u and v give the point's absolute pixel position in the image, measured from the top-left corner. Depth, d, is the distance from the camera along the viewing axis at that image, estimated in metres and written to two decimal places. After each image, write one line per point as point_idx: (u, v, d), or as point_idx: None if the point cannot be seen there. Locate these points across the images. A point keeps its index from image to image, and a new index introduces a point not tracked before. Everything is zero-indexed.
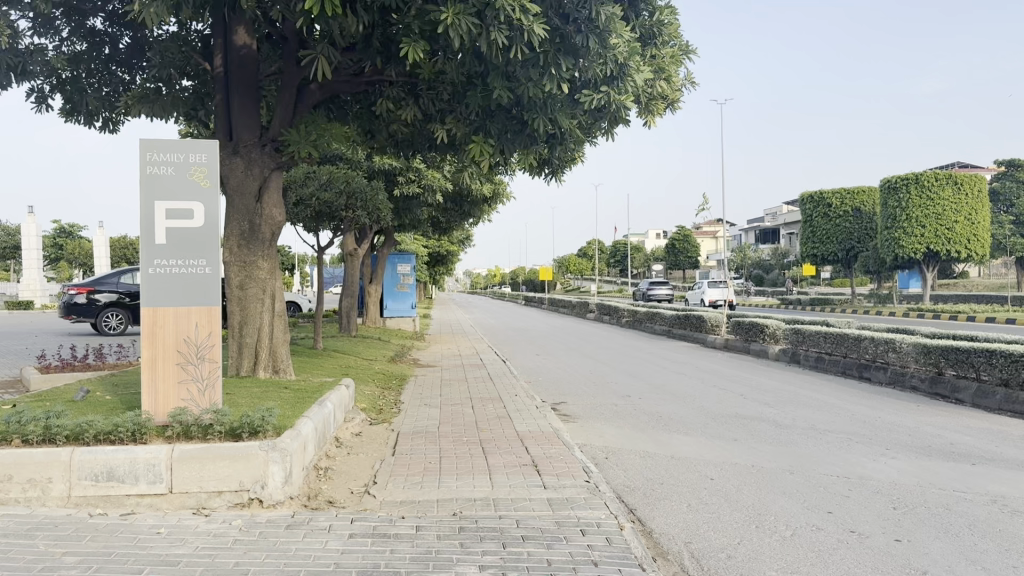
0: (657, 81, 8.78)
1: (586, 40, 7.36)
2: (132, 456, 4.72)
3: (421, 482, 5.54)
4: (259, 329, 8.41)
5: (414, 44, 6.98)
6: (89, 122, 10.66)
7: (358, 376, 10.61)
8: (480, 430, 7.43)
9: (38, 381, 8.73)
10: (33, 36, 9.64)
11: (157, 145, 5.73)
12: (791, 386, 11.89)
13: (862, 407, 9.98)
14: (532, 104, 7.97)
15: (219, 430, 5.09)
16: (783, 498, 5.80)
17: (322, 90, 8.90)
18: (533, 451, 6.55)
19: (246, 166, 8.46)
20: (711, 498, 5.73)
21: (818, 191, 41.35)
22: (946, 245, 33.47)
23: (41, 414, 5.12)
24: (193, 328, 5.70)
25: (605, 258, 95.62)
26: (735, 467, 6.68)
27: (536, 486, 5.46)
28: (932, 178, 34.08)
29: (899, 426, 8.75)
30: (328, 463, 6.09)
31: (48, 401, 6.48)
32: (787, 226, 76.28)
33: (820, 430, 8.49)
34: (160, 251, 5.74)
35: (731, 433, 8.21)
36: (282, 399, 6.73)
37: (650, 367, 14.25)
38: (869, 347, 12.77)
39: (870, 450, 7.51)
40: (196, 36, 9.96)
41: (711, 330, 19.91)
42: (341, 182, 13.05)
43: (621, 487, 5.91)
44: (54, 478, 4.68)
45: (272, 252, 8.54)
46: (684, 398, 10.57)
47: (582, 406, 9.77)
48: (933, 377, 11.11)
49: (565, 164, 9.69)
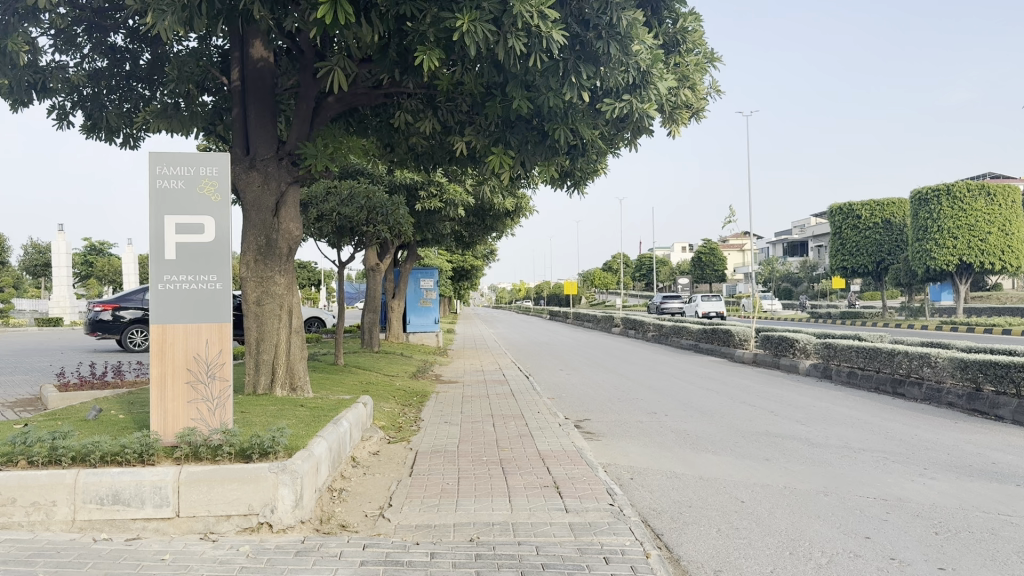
0: (681, 89, 8.58)
1: (608, 46, 7.16)
2: (138, 479, 4.57)
3: (438, 505, 5.33)
4: (276, 345, 8.26)
5: (430, 52, 6.83)
6: (110, 138, 10.59)
7: (378, 393, 10.43)
8: (501, 449, 7.23)
9: (55, 399, 8.64)
10: (55, 53, 9.61)
11: (167, 158, 5.62)
12: (823, 403, 11.55)
13: (897, 424, 9.64)
14: (552, 114, 7.78)
15: (229, 451, 4.93)
16: (818, 522, 5.52)
17: (340, 103, 8.78)
18: (555, 472, 6.32)
19: (263, 180, 8.33)
20: (742, 522, 5.48)
21: (847, 203, 40.79)
22: (979, 256, 32.80)
23: (47, 435, 4.98)
24: (204, 345, 5.56)
25: (631, 272, 95.12)
26: (766, 489, 6.41)
27: (557, 510, 5.23)
28: (964, 189, 33.48)
29: (937, 445, 8.41)
30: (342, 484, 5.90)
31: (59, 420, 6.36)
32: (816, 238, 75.47)
33: (854, 448, 8.19)
34: (170, 266, 5.60)
35: (761, 452, 7.93)
36: (296, 417, 6.55)
37: (677, 383, 13.94)
38: (903, 362, 12.41)
39: (907, 470, 7.20)
40: (215, 51, 9.93)
41: (739, 344, 19.56)
42: (361, 198, 12.88)
43: (647, 510, 5.67)
44: (58, 502, 4.53)
45: (289, 267, 8.42)
46: (712, 415, 10.29)
47: (607, 423, 9.52)
48: (971, 393, 10.75)
49: (588, 176, 9.49)
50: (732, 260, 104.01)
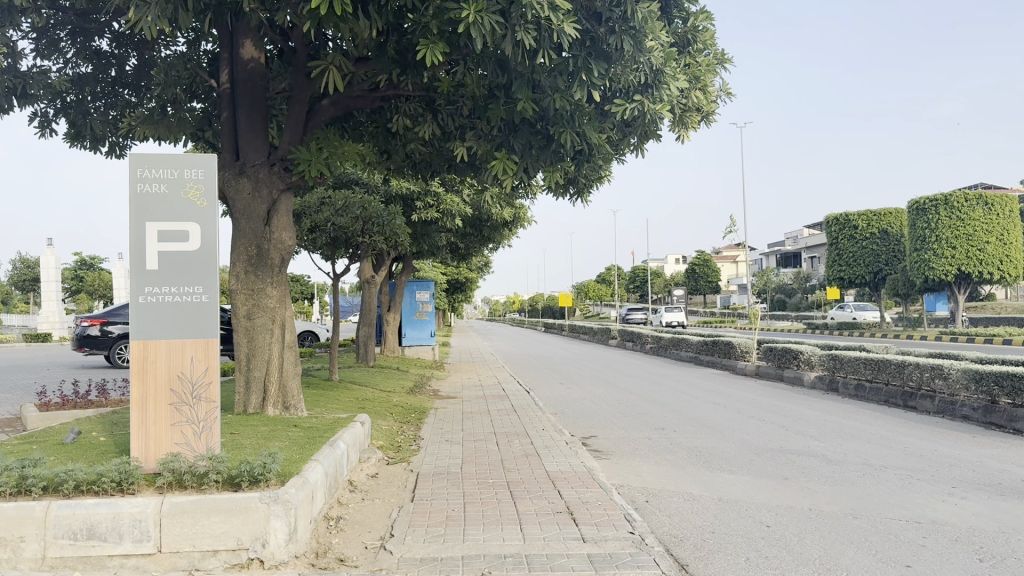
0: (692, 90, 8.24)
1: (620, 41, 6.84)
2: (115, 511, 4.15)
3: (443, 535, 4.91)
4: (268, 361, 7.85)
5: (432, 45, 6.46)
6: (94, 147, 10.17)
7: (374, 410, 9.99)
8: (508, 470, 6.83)
9: (34, 420, 8.22)
10: (36, 57, 9.25)
11: (149, 160, 5.23)
12: (835, 417, 11.14)
13: (914, 439, 9.25)
14: (558, 117, 7.42)
15: (216, 479, 4.52)
16: (852, 548, 5.12)
17: (334, 107, 8.42)
18: (567, 496, 5.92)
19: (254, 187, 7.94)
20: (770, 549, 5.08)
21: (844, 213, 40.55)
22: (978, 267, 32.53)
23: (16, 463, 4.56)
24: (189, 363, 5.14)
25: (625, 285, 94.92)
26: (791, 512, 6.01)
27: (573, 539, 4.82)
28: (962, 199, 33.18)
29: (961, 461, 8.03)
30: (340, 511, 5.50)
31: (34, 445, 5.93)
32: (809, 248, 75.31)
33: (875, 465, 7.81)
34: (152, 277, 5.20)
35: (780, 470, 7.53)
36: (290, 439, 6.15)
37: (681, 397, 13.53)
38: (914, 373, 12.04)
39: (934, 489, 6.80)
40: (203, 55, 9.60)
41: (741, 356, 19.16)
42: (358, 207, 12.41)
43: (667, 538, 5.26)
44: (27, 537, 4.10)
45: (281, 279, 8.02)
46: (723, 430, 9.88)
47: (614, 440, 9.13)
48: (987, 406, 10.37)
49: (591, 184, 9.10)
50: (726, 270, 103.75)
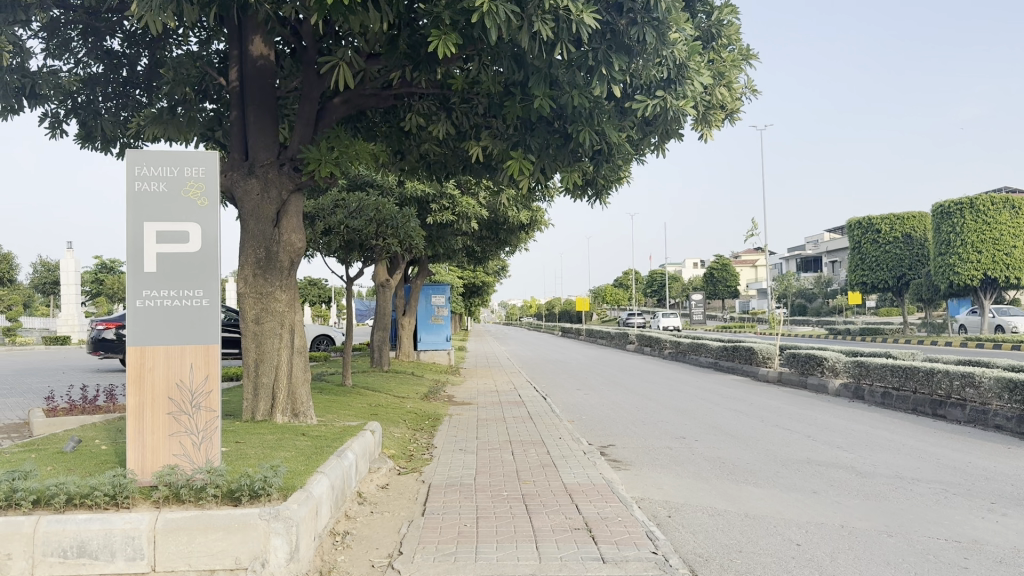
0: (716, 86, 7.93)
1: (642, 32, 6.54)
2: (107, 527, 3.92)
3: (454, 554, 4.63)
4: (276, 367, 7.63)
5: (445, 38, 6.21)
6: (106, 147, 9.95)
7: (387, 417, 9.76)
8: (523, 482, 6.57)
9: (40, 425, 8.03)
10: (47, 57, 9.12)
11: (146, 158, 5.01)
12: (863, 426, 10.79)
13: (947, 450, 8.90)
14: (577, 114, 7.16)
15: (215, 493, 4.28)
16: (888, 570, 4.81)
17: (346, 105, 8.15)
18: (585, 511, 5.63)
19: (263, 187, 7.70)
20: (801, 570, 4.78)
21: (866, 217, 40.01)
22: (1004, 271, 31.89)
23: (6, 474, 4.34)
24: (189, 371, 4.92)
25: (643, 289, 94.38)
26: (821, 529, 5.70)
27: (592, 560, 4.53)
28: (989, 202, 32.58)
29: (997, 474, 7.68)
30: (347, 526, 5.25)
31: (33, 454, 5.72)
32: (830, 252, 74.52)
33: (908, 478, 7.50)
34: (150, 280, 4.99)
35: (809, 483, 7.22)
36: (296, 449, 5.90)
37: (703, 404, 13.22)
38: (943, 381, 11.67)
39: (973, 505, 6.46)
40: (214, 55, 9.46)
41: (763, 363, 18.79)
42: (372, 210, 12.22)
43: (692, 558, 4.97)
44: (14, 554, 3.88)
45: (290, 282, 7.80)
46: (747, 440, 9.57)
47: (633, 450, 8.84)
48: (1021, 415, 9.99)
49: (610, 185, 8.82)
50: (745, 275, 103.02)
